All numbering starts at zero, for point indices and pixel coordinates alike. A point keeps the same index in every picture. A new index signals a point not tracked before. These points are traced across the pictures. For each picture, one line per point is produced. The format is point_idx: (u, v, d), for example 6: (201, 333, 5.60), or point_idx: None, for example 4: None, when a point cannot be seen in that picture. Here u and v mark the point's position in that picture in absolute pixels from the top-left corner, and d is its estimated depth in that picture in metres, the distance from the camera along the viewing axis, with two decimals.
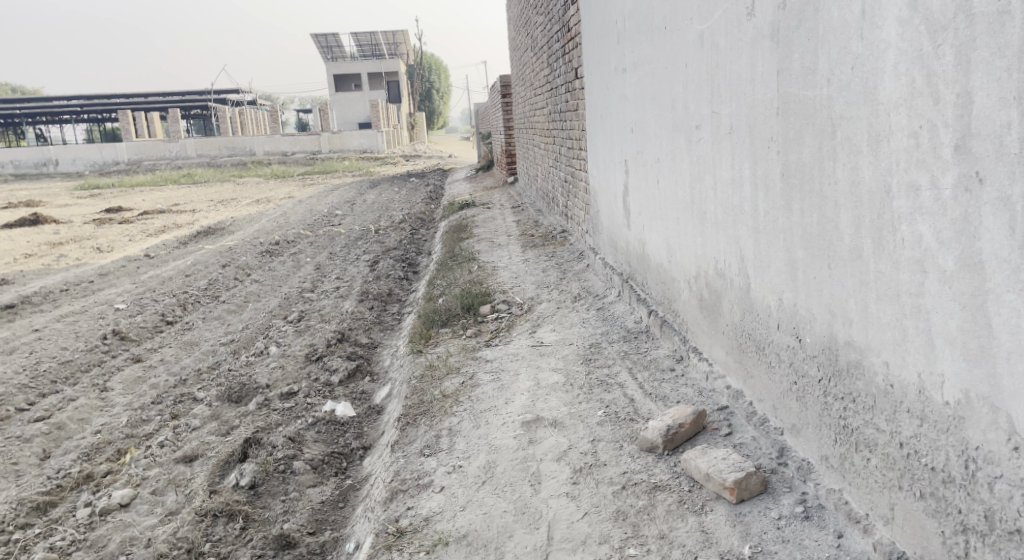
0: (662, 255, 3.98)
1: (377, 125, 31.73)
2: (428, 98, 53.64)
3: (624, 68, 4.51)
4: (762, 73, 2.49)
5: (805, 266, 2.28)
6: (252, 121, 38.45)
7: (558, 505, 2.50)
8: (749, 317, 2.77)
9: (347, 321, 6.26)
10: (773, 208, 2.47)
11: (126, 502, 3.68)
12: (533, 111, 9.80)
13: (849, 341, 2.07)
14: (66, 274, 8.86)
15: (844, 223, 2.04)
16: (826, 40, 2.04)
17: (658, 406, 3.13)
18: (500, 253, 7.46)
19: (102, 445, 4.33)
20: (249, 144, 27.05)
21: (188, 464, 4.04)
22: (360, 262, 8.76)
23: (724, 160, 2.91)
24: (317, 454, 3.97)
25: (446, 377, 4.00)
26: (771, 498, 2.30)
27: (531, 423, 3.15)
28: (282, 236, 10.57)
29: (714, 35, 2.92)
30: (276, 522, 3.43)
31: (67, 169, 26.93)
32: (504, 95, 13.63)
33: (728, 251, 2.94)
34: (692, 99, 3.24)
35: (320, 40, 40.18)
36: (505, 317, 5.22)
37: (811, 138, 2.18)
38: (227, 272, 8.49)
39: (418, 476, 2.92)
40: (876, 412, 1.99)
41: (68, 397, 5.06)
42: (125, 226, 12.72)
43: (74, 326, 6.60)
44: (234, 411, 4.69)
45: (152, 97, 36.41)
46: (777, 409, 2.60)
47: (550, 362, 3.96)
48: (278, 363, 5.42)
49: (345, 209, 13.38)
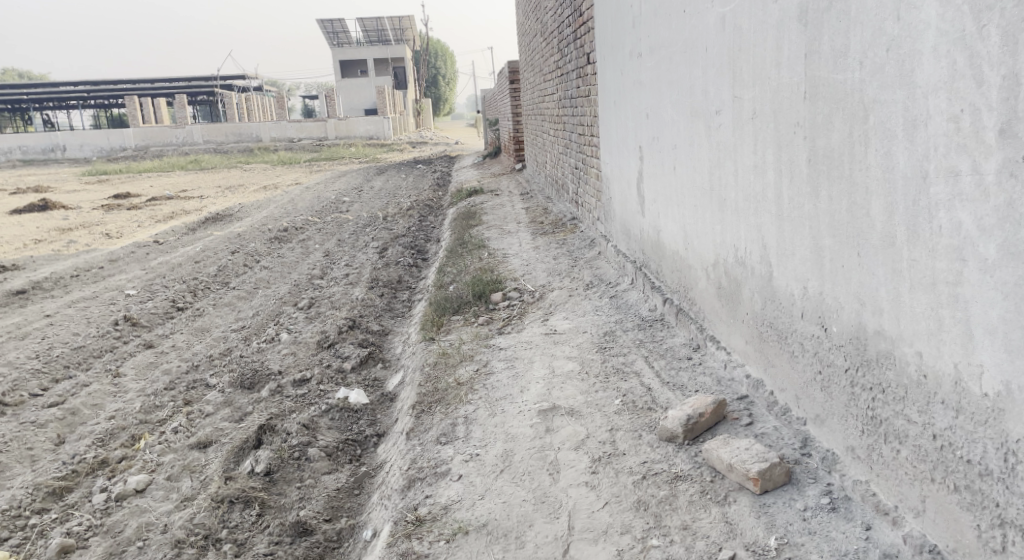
0: (678, 243, 3.94)
1: (384, 111, 31.64)
2: (434, 85, 53.46)
3: (639, 53, 4.46)
4: (788, 56, 2.44)
5: (832, 254, 2.24)
6: (258, 107, 38.37)
7: (579, 494, 2.47)
8: (771, 306, 2.74)
9: (358, 308, 6.25)
10: (799, 195, 2.43)
11: (141, 487, 3.67)
12: (542, 97, 9.73)
13: (879, 331, 2.04)
14: (75, 260, 8.86)
15: (875, 210, 2.00)
16: (859, 22, 2.00)
17: (676, 395, 3.10)
18: (510, 240, 7.42)
19: (115, 430, 4.32)
20: (255, 131, 27.01)
21: (202, 450, 4.03)
22: (369, 249, 8.73)
23: (746, 146, 2.86)
24: (331, 441, 3.96)
25: (460, 365, 3.97)
26: (795, 489, 2.27)
27: (548, 411, 3.13)
28: (290, 222, 10.55)
29: (737, 18, 2.86)
30: (291, 510, 3.42)
31: (74, 155, 26.94)
32: (513, 82, 13.54)
33: (749, 238, 2.90)
34: (712, 84, 3.19)
35: (326, 26, 40.02)
36: (518, 305, 5.19)
37: (841, 123, 2.14)
38: (236, 259, 8.47)
39: (436, 464, 2.90)
40: (907, 403, 1.96)
41: (81, 382, 5.06)
42: (134, 212, 12.71)
43: (85, 312, 6.60)
44: (247, 398, 4.68)
45: (159, 83, 36.35)
46: (799, 399, 2.57)
47: (564, 349, 3.93)
48: (290, 350, 5.41)
49: (352, 196, 13.35)
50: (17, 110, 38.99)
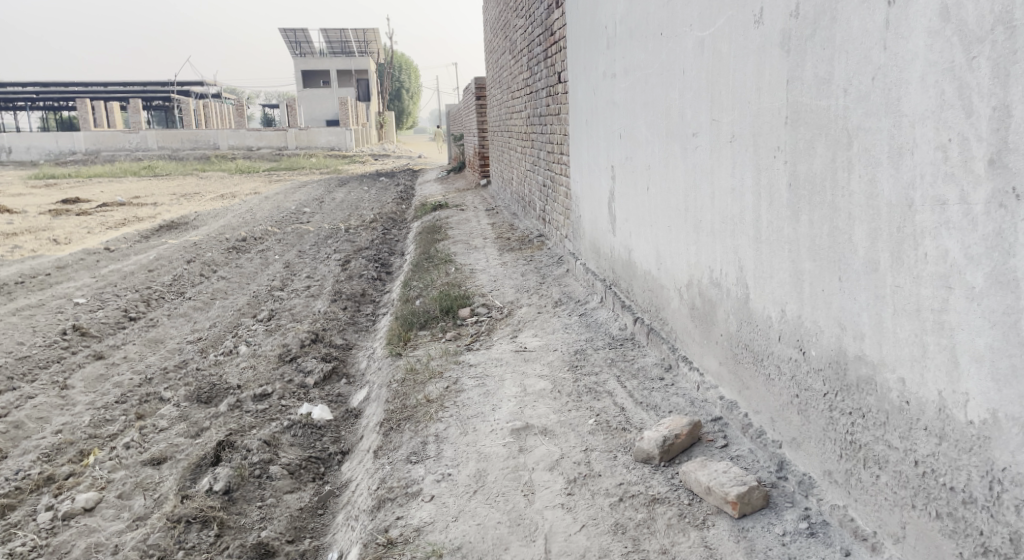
0: (651, 263, 3.94)
1: (346, 122, 31.39)
2: (397, 98, 53.44)
3: (613, 73, 4.48)
4: (770, 81, 2.46)
5: (812, 278, 2.25)
6: (217, 115, 37.80)
7: (554, 517, 2.44)
8: (746, 328, 2.75)
9: (320, 321, 6.13)
10: (778, 219, 2.45)
11: (91, 506, 3.53)
12: (509, 114, 9.75)
13: (860, 355, 2.05)
14: (20, 266, 8.56)
15: (858, 236, 2.01)
16: (844, 50, 2.02)
17: (650, 416, 3.08)
18: (477, 256, 7.37)
19: (63, 445, 4.16)
20: (213, 138, 26.57)
21: (156, 467, 3.90)
22: (331, 261, 8.61)
23: (724, 169, 2.88)
24: (294, 459, 3.86)
25: (428, 382, 3.91)
26: (774, 513, 2.26)
27: (519, 431, 3.09)
28: (249, 232, 10.36)
29: (716, 43, 2.88)
30: (252, 530, 3.32)
31: (21, 157, 26.11)
32: (479, 97, 13.57)
33: (725, 260, 2.91)
34: (689, 106, 3.21)
35: (289, 35, 39.68)
36: (486, 321, 5.14)
37: (823, 148, 2.15)
38: (192, 268, 8.27)
39: (405, 484, 2.83)
40: (888, 428, 1.97)
41: (26, 394, 4.86)
42: (83, 218, 12.35)
43: (31, 320, 6.36)
44: (205, 412, 4.54)
45: (114, 87, 35.57)
46: (775, 422, 2.57)
47: (535, 368, 3.89)
48: (250, 363, 5.28)
49: (313, 207, 13.17)
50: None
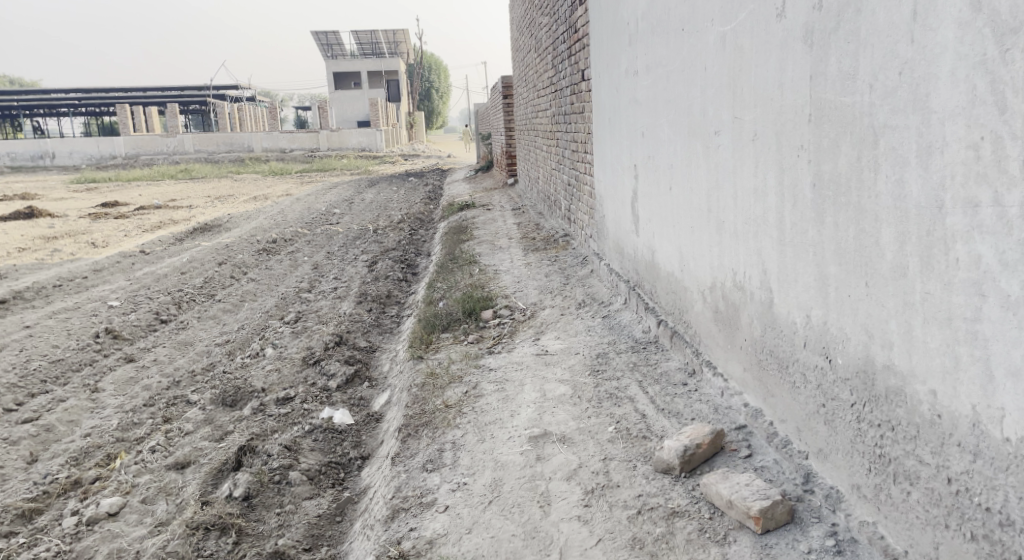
0: (674, 265, 3.85)
1: (376, 122, 31.56)
2: (427, 98, 53.66)
3: (635, 71, 4.39)
4: (792, 77, 2.36)
5: (838, 283, 2.15)
6: (251, 117, 38.25)
7: (571, 530, 2.37)
8: (771, 333, 2.65)
9: (345, 323, 6.12)
10: (802, 220, 2.34)
11: (114, 511, 3.54)
12: (535, 112, 9.67)
13: (889, 365, 1.95)
14: (58, 269, 8.70)
15: (885, 239, 1.91)
16: (869, 43, 1.92)
17: (672, 423, 2.99)
18: (502, 256, 7.31)
19: (91, 449, 4.19)
20: (247, 140, 26.88)
21: (179, 471, 3.90)
22: (358, 262, 8.62)
23: (746, 169, 2.78)
24: (314, 464, 3.83)
25: (448, 386, 3.86)
26: (799, 529, 2.17)
27: (538, 438, 3.02)
28: (279, 234, 10.42)
29: (738, 38, 2.78)
30: (270, 538, 3.29)
31: (64, 162, 26.67)
32: (506, 96, 13.51)
33: (748, 263, 2.81)
34: (711, 103, 3.11)
35: (321, 38, 40.03)
36: (509, 323, 5.08)
37: (848, 147, 2.05)
38: (223, 270, 8.34)
39: (421, 493, 2.78)
40: (918, 442, 1.86)
41: (57, 397, 4.91)
42: (121, 221, 12.55)
43: (66, 323, 6.45)
44: (229, 416, 4.55)
45: (152, 92, 36.21)
46: (801, 432, 2.47)
47: (556, 372, 3.82)
48: (275, 366, 5.28)
49: (343, 208, 13.24)
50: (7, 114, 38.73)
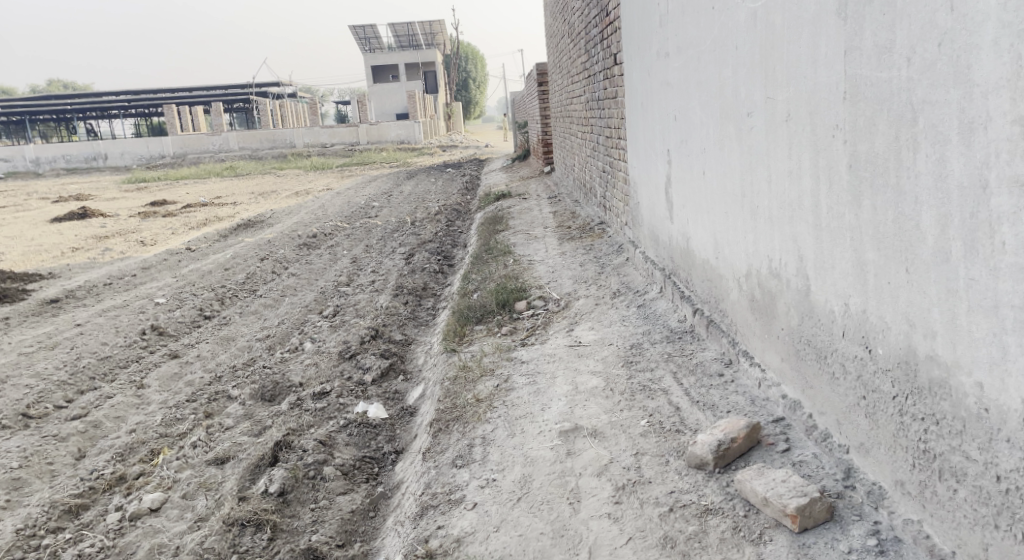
0: (709, 252, 3.74)
1: (414, 114, 31.65)
2: (464, 89, 53.76)
3: (666, 53, 4.27)
4: (826, 52, 2.24)
5: (877, 269, 2.04)
6: (292, 113, 38.69)
7: (601, 528, 2.31)
8: (808, 322, 2.54)
9: (381, 317, 6.12)
10: (839, 204, 2.23)
11: (156, 506, 3.58)
12: (570, 98, 9.55)
13: (931, 356, 1.84)
14: (108, 268, 8.89)
15: (926, 222, 1.80)
16: (906, 14, 1.80)
17: (706, 416, 2.90)
18: (537, 246, 7.24)
19: (135, 444, 4.25)
20: (289, 136, 27.19)
21: (219, 466, 3.93)
22: (396, 255, 8.63)
23: (781, 151, 2.66)
24: (348, 459, 3.83)
25: (480, 380, 3.81)
26: (839, 527, 2.07)
27: (569, 433, 2.96)
28: (319, 228, 10.51)
29: (770, 15, 2.66)
30: (304, 534, 3.29)
31: (115, 163, 27.30)
32: (541, 83, 13.40)
33: (784, 249, 2.70)
34: (743, 84, 3.00)
35: (358, 32, 40.26)
36: (543, 314, 5.01)
37: (886, 125, 1.94)
38: (264, 266, 8.43)
39: (450, 490, 2.74)
40: (965, 437, 1.76)
41: (105, 394, 5.01)
42: (169, 219, 12.81)
43: (114, 321, 6.58)
44: (267, 411, 4.58)
45: (196, 92, 36.87)
46: (841, 424, 2.37)
47: (589, 364, 3.75)
48: (312, 361, 5.31)
49: (382, 201, 13.30)
50: (60, 118, 39.87)
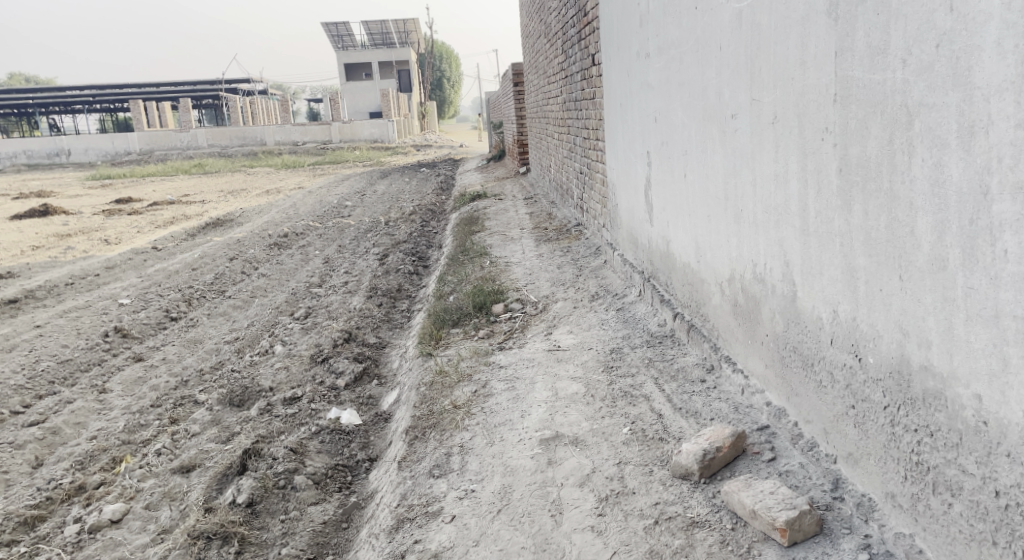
0: (690, 255, 3.69)
1: (388, 113, 31.43)
2: (438, 88, 53.63)
3: (647, 53, 4.22)
4: (816, 54, 2.19)
5: (868, 276, 1.99)
6: (264, 110, 38.23)
7: (583, 542, 2.24)
8: (794, 329, 2.49)
9: (354, 319, 6.00)
10: (828, 208, 2.18)
11: (118, 517, 3.45)
12: (546, 99, 9.49)
13: (926, 366, 1.79)
14: (70, 267, 8.64)
15: (921, 228, 1.75)
16: (901, 14, 1.75)
17: (690, 424, 2.85)
18: (513, 247, 7.16)
19: (96, 452, 4.10)
20: (260, 134, 26.82)
21: (185, 475, 3.80)
22: (370, 255, 8.50)
23: (766, 154, 2.62)
24: (320, 468, 3.72)
25: (457, 385, 3.72)
26: (829, 541, 2.02)
27: (549, 441, 2.89)
28: (290, 227, 10.33)
29: (756, 15, 2.61)
30: (273, 547, 3.18)
31: (79, 159, 26.72)
32: (516, 84, 13.34)
33: (769, 254, 2.65)
34: (727, 85, 2.94)
35: (331, 30, 39.89)
36: (520, 317, 4.94)
37: (878, 128, 1.89)
38: (234, 266, 8.25)
39: (427, 501, 2.65)
40: (961, 450, 1.71)
41: (65, 399, 4.83)
42: (134, 217, 12.52)
43: (76, 322, 6.38)
44: (236, 416, 4.45)
45: (165, 87, 36.25)
46: (828, 434, 2.32)
47: (568, 369, 3.68)
48: (283, 364, 5.18)
49: (355, 200, 13.14)
50: (23, 113, 38.99)
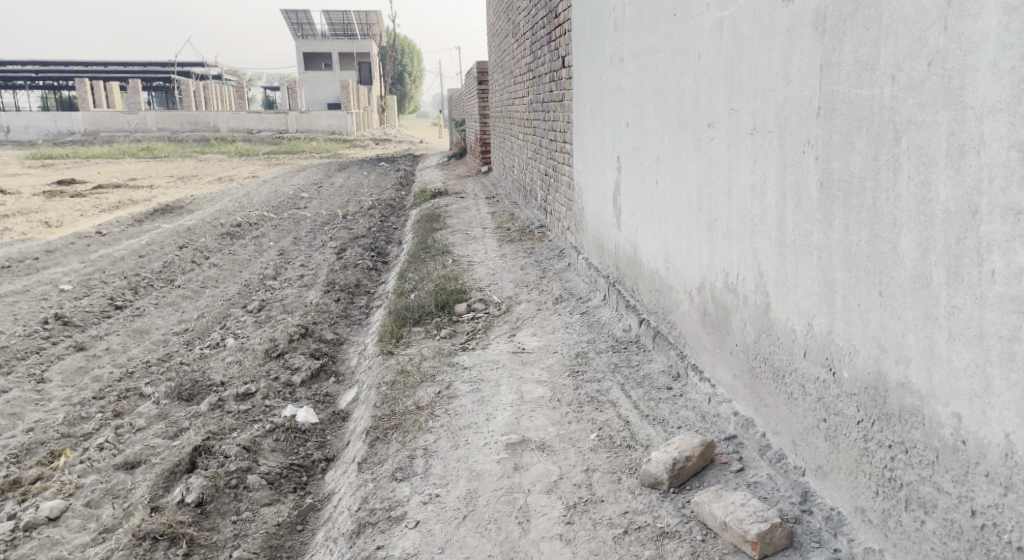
0: (658, 261, 3.69)
1: (348, 105, 31.04)
2: (399, 82, 53.23)
3: (621, 58, 4.20)
4: (800, 67, 2.18)
5: (846, 290, 1.99)
6: (218, 95, 37.35)
7: (551, 550, 2.21)
8: (766, 339, 2.49)
9: (311, 314, 5.87)
10: (806, 221, 2.18)
11: (55, 515, 3.30)
12: (512, 98, 9.45)
13: (903, 383, 1.80)
14: (9, 250, 8.29)
15: (904, 245, 1.76)
16: (893, 31, 1.76)
17: (657, 432, 2.83)
18: (475, 247, 7.11)
19: (33, 445, 3.92)
20: (214, 119, 26.21)
21: (129, 471, 3.65)
22: (327, 249, 8.35)
23: (743, 164, 2.61)
24: (274, 467, 3.61)
25: (419, 386, 3.65)
26: (799, 555, 2.02)
27: (515, 446, 2.85)
28: (244, 217, 10.08)
29: (738, 25, 2.61)
30: (223, 549, 3.07)
31: (20, 137, 25.76)
32: (481, 82, 13.26)
33: (742, 264, 2.65)
34: (705, 93, 2.94)
35: (291, 18, 39.21)
36: (482, 318, 4.88)
37: (863, 143, 1.89)
38: (184, 254, 8.01)
39: (388, 506, 2.59)
40: (936, 468, 1.73)
41: (0, 388, 4.61)
42: (78, 200, 12.09)
43: (13, 308, 6.11)
44: (185, 411, 4.30)
45: (114, 67, 35.21)
46: (797, 445, 2.32)
47: (533, 372, 3.64)
48: (236, 358, 5.03)
49: (312, 192, 12.91)
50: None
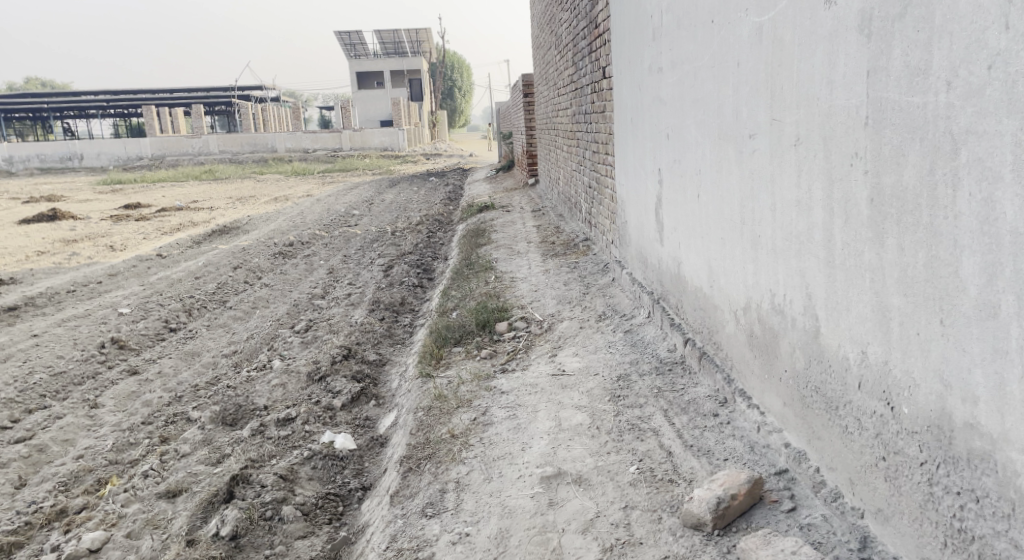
0: (702, 279, 3.50)
1: (399, 121, 31.39)
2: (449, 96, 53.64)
3: (659, 68, 4.05)
4: (844, 73, 2.01)
5: (902, 318, 1.81)
6: (274, 117, 38.18)
7: None
8: (816, 367, 2.30)
9: (355, 334, 5.82)
10: (856, 240, 2.00)
11: (96, 547, 3.27)
12: (556, 110, 9.32)
13: (972, 424, 1.63)
14: (73, 274, 8.52)
15: (968, 269, 1.59)
16: (947, 31, 1.60)
17: (702, 464, 2.66)
18: (519, 262, 6.99)
19: (81, 473, 3.94)
20: (270, 140, 26.79)
21: (170, 500, 3.62)
22: (374, 267, 8.34)
23: (787, 178, 2.44)
24: (310, 497, 3.54)
25: (457, 411, 3.53)
26: None
27: (551, 479, 2.70)
28: (297, 236, 10.18)
29: (778, 30, 2.44)
30: None
31: (92, 163, 26.79)
32: (526, 94, 13.20)
33: (789, 284, 2.46)
34: (745, 103, 2.77)
35: (344, 38, 39.96)
36: (524, 337, 4.75)
37: (917, 156, 1.72)
38: (237, 275, 8.10)
39: (418, 546, 2.48)
40: (1013, 522, 1.55)
41: (54, 414, 4.67)
42: (142, 223, 12.42)
43: (73, 332, 6.23)
44: (227, 436, 4.27)
45: (178, 93, 36.38)
46: (854, 484, 2.14)
47: (573, 397, 3.49)
48: (280, 381, 5.00)
49: (363, 209, 12.99)
50: (35, 117, 39.11)
